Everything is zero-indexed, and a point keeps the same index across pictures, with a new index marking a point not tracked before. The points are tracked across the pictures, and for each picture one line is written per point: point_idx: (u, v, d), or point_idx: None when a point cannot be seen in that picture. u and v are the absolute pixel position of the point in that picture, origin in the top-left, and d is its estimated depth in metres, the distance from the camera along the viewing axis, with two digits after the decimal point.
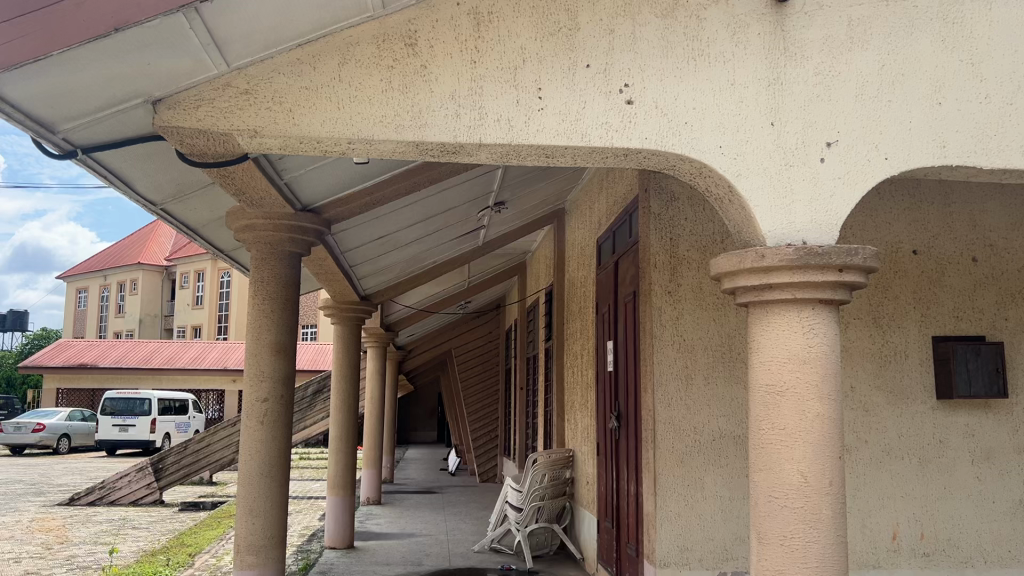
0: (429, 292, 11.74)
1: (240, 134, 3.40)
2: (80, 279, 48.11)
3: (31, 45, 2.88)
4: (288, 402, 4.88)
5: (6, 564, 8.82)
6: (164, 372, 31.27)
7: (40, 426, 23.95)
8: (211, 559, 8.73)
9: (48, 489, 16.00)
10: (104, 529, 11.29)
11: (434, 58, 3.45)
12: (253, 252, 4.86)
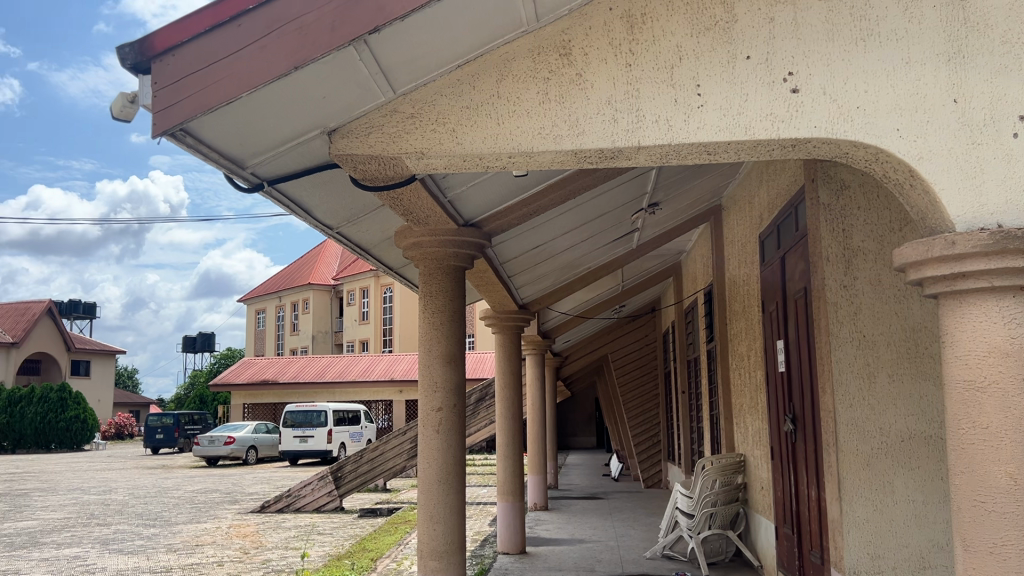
0: (584, 297, 11.75)
1: (408, 156, 3.56)
2: (258, 301, 51.61)
3: (224, 89, 3.13)
4: (462, 409, 5.01)
5: (211, 568, 9.57)
6: (337, 385, 32.98)
7: (230, 439, 25.83)
8: (392, 563, 9.12)
9: (241, 497, 17.24)
10: (293, 534, 12.02)
11: (589, 65, 3.46)
12: (421, 267, 5.03)
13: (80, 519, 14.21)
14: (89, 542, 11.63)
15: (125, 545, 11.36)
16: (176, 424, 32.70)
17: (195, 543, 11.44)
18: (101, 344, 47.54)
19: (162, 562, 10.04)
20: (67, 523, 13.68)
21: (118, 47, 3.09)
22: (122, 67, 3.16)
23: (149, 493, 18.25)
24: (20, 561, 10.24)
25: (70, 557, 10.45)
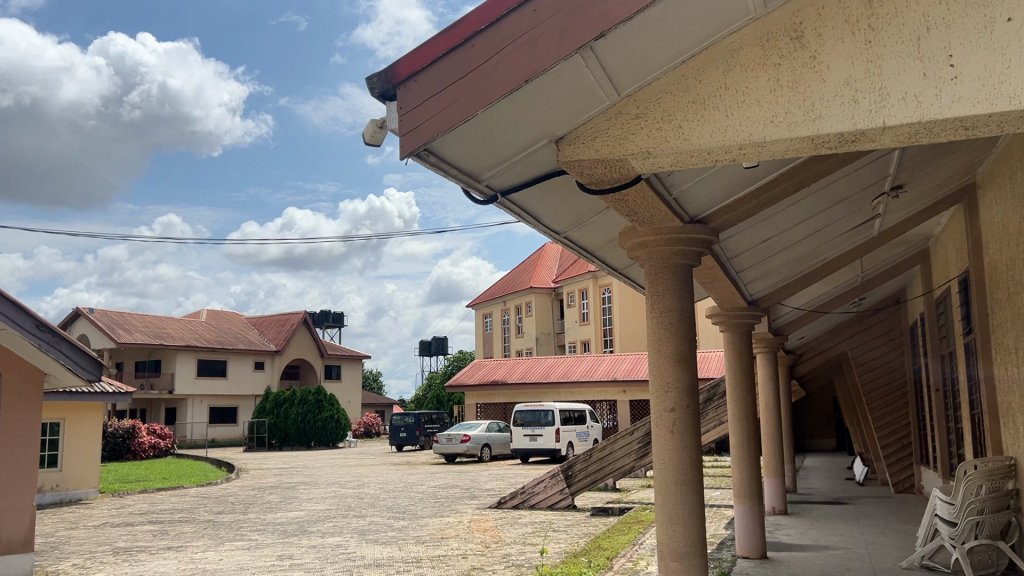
0: (819, 291, 11.14)
1: (634, 157, 3.58)
2: (485, 306, 53.80)
3: (461, 108, 3.34)
4: (696, 410, 4.91)
5: (456, 559, 10.10)
6: (562, 386, 33.60)
7: (466, 437, 27.11)
8: (629, 563, 9.13)
9: (479, 493, 18.03)
10: (531, 531, 12.40)
11: (824, 46, 3.29)
12: (648, 267, 5.02)
13: (339, 510, 15.54)
14: (348, 532, 12.68)
15: (380, 536, 12.27)
16: (416, 423, 34.84)
17: (440, 536, 12.11)
18: (348, 350, 51.73)
19: (412, 553, 10.73)
20: (328, 514, 14.99)
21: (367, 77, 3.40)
22: (372, 96, 3.48)
23: (396, 488, 19.59)
24: (293, 547, 11.37)
25: (334, 546, 11.45)
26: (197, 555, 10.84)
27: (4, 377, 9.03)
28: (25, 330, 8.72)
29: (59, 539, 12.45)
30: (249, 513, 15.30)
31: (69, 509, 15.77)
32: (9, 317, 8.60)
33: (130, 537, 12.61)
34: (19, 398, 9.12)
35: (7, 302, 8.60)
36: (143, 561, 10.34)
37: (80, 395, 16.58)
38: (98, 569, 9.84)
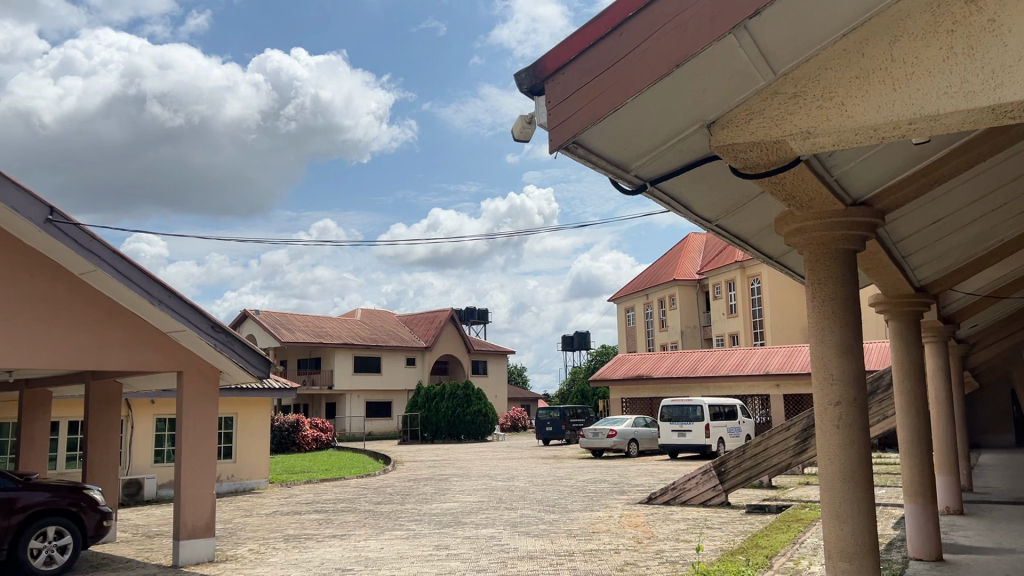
0: (995, 275, 10.32)
1: (794, 138, 3.46)
2: (628, 299, 53.37)
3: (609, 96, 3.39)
4: (864, 403, 4.65)
5: (609, 554, 10.05)
6: (710, 379, 32.82)
7: (613, 432, 26.97)
8: (789, 563, 8.76)
9: (629, 488, 17.90)
10: (684, 527, 12.18)
11: (1004, 8, 3.02)
12: (806, 255, 4.83)
13: (491, 503, 15.83)
14: (501, 524, 12.89)
15: (532, 529, 12.40)
16: (563, 417, 35.04)
17: (592, 530, 12.09)
18: (495, 346, 52.63)
19: (564, 546, 10.76)
20: (481, 506, 15.31)
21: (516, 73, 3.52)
22: (521, 92, 3.59)
23: (545, 481, 19.75)
24: (449, 537, 11.67)
25: (488, 537, 11.67)
26: (360, 543, 11.33)
27: (185, 375, 9.76)
28: (201, 330, 9.39)
29: (236, 525, 13.34)
30: (406, 504, 15.86)
31: (243, 498, 16.89)
32: (188, 320, 9.30)
33: (298, 524, 13.34)
34: (198, 394, 9.84)
35: (186, 304, 9.29)
36: (311, 548, 10.91)
37: (249, 390, 17.73)
38: (272, 554, 10.46)
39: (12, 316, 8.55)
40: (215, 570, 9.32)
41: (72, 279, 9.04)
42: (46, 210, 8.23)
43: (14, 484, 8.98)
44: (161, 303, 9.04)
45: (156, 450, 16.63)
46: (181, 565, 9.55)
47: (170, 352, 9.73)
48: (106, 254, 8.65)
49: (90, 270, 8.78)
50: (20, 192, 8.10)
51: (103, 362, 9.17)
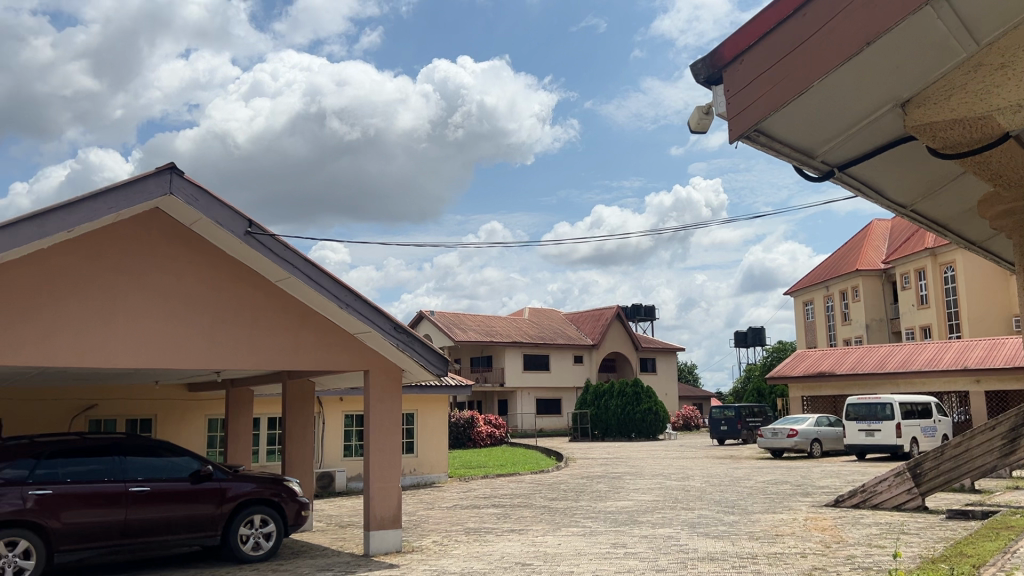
0: None
1: (1001, 114, 3.43)
2: (806, 293, 51.03)
3: (790, 82, 3.58)
4: None
5: (795, 559, 9.65)
6: (900, 375, 30.76)
7: (793, 431, 25.87)
8: (1000, 573, 8.08)
9: (813, 490, 17.10)
10: (876, 532, 11.50)
11: None
12: (1015, 240, 4.24)
13: (667, 502, 15.62)
14: (678, 524, 12.69)
15: (711, 529, 12.14)
16: (738, 416, 34.05)
17: (776, 533, 11.67)
18: (665, 343, 51.86)
19: (746, 548, 10.45)
20: (657, 505, 15.15)
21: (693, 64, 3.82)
22: (698, 81, 3.88)
23: (723, 481, 19.25)
24: (626, 536, 11.62)
25: (666, 537, 11.53)
26: (538, 538, 11.52)
27: (371, 374, 10.29)
28: (385, 331, 9.86)
29: (420, 518, 13.93)
30: (581, 500, 15.94)
31: (425, 491, 17.61)
32: (373, 321, 9.79)
33: (478, 518, 13.74)
34: (383, 392, 10.35)
35: (371, 307, 9.78)
36: (491, 542, 11.20)
37: (429, 388, 18.46)
38: (454, 546, 10.83)
39: (220, 321, 9.34)
40: (402, 560, 9.77)
41: (270, 286, 9.75)
42: (245, 223, 8.93)
43: (225, 475, 9.79)
44: (348, 307, 9.57)
45: (345, 445, 17.66)
46: (372, 554, 10.07)
47: (357, 352, 10.29)
48: (299, 262, 9.28)
49: (284, 277, 9.44)
50: (223, 207, 8.84)
51: (298, 363, 9.83)
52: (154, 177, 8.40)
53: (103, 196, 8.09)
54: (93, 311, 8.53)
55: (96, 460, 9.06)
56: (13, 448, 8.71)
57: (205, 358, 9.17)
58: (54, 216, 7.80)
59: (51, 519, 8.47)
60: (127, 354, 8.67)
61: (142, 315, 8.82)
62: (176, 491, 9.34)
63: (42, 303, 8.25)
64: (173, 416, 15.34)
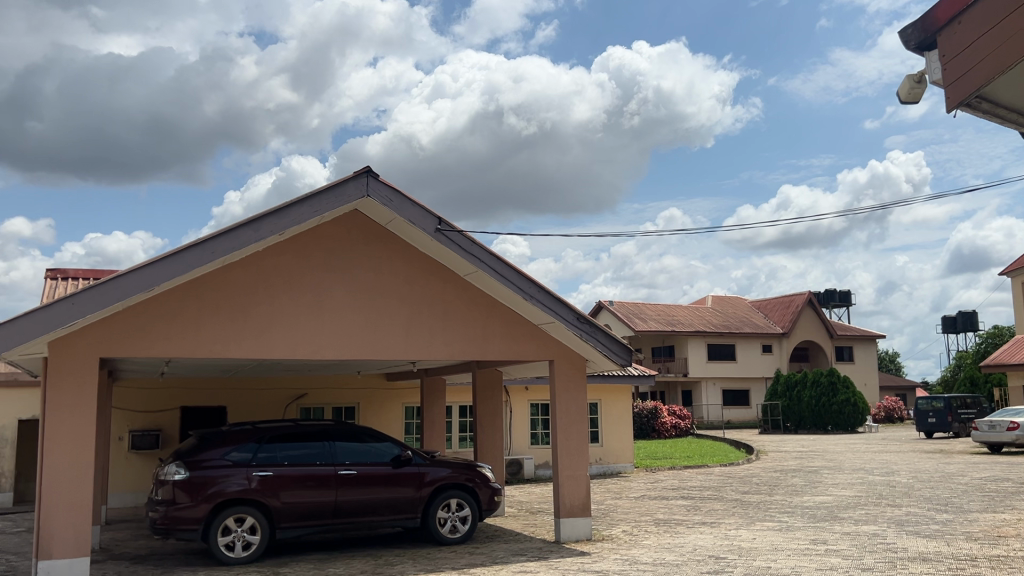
0: None
1: None
2: None
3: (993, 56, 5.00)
4: None
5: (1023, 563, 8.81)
6: None
7: (1014, 424, 23.62)
8: None
9: None
10: None
11: None
12: None
13: (870, 498, 14.74)
14: (884, 521, 11.96)
15: (921, 528, 11.34)
16: (948, 408, 31.51)
17: (998, 533, 10.71)
18: (863, 330, 48.88)
19: (964, 550, 9.67)
20: (858, 501, 14.31)
21: (909, 34, 5.44)
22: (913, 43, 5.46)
23: (932, 478, 17.88)
24: (827, 532, 11.09)
25: (871, 534, 10.90)
26: (731, 532, 11.23)
27: (555, 364, 10.46)
28: (569, 322, 9.93)
29: (608, 507, 13.97)
30: (775, 495, 15.37)
31: (613, 480, 17.66)
32: (556, 312, 9.90)
33: (668, 510, 13.58)
34: (568, 382, 10.49)
35: (555, 299, 9.89)
36: (683, 534, 11.05)
37: (613, 378, 18.48)
38: (645, 537, 10.78)
39: (413, 315, 9.80)
40: (594, 548, 9.86)
41: (459, 279, 10.11)
42: (435, 221, 9.27)
43: (423, 460, 10.27)
44: (532, 299, 9.75)
45: (532, 433, 18.00)
46: (564, 541, 10.22)
47: (542, 342, 10.48)
48: (486, 257, 9.54)
49: (472, 270, 9.74)
50: (415, 207, 9.24)
51: (486, 353, 10.14)
52: (352, 181, 8.93)
53: (309, 201, 8.71)
54: (302, 306, 9.22)
55: (309, 444, 9.80)
56: (239, 433, 9.59)
57: (401, 350, 9.66)
58: (267, 220, 8.50)
59: (272, 498, 9.28)
60: (332, 347, 9.30)
61: (344, 309, 9.43)
62: (380, 474, 9.91)
63: (259, 299, 9.02)
64: (375, 404, 16.21)
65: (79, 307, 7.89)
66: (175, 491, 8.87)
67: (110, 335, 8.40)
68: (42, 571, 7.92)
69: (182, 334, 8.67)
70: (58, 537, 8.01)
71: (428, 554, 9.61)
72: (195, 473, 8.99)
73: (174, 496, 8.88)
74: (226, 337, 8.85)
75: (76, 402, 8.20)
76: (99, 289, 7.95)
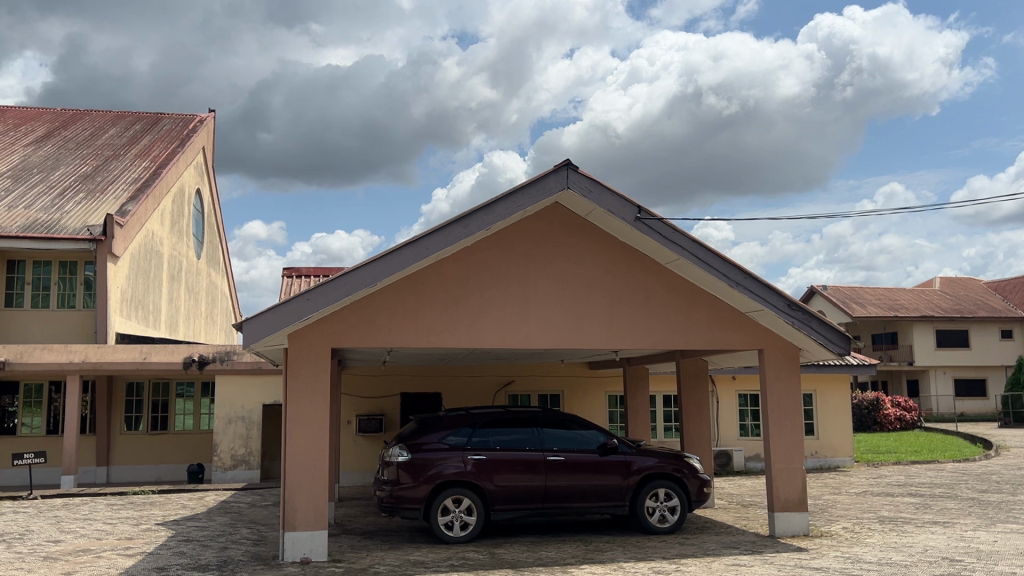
0: None
1: None
2: None
3: None
4: None
5: None
6: None
7: None
8: None
9: None
10: None
11: None
12: None
13: None
14: None
15: None
16: None
17: None
18: None
19: None
20: None
21: None
22: None
23: None
24: None
25: None
26: (967, 533, 10.35)
27: (765, 353, 10.16)
28: (779, 310, 9.55)
29: (827, 502, 13.32)
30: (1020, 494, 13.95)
31: (830, 475, 16.79)
32: (765, 300, 9.56)
33: (893, 507, 12.73)
34: (780, 371, 10.15)
35: (763, 285, 9.55)
36: (911, 533, 10.33)
37: (828, 367, 17.57)
38: (868, 535, 10.19)
39: (617, 304, 9.86)
40: (812, 545, 9.45)
41: (662, 268, 10.04)
42: (635, 210, 9.25)
43: (630, 449, 10.31)
44: (739, 286, 9.46)
45: (740, 424, 17.51)
46: (779, 536, 9.89)
47: (750, 330, 10.18)
48: (689, 244, 9.38)
49: (675, 259, 9.63)
50: (616, 196, 9.26)
51: (691, 341, 9.99)
52: (553, 174, 9.10)
53: (512, 196, 8.99)
54: (509, 298, 9.55)
55: (519, 430, 10.15)
56: (454, 419, 10.13)
57: (606, 339, 9.76)
58: (474, 217, 8.87)
59: (486, 482, 9.69)
60: (539, 337, 9.56)
61: (549, 300, 9.66)
62: (588, 462, 10.06)
63: (469, 292, 9.45)
64: (580, 391, 16.46)
65: (312, 303, 8.64)
66: (399, 471, 9.52)
67: (338, 329, 9.13)
68: (289, 541, 8.78)
69: (401, 326, 9.26)
70: (301, 510, 8.84)
71: (637, 543, 9.63)
72: (416, 455, 9.60)
73: (399, 477, 9.53)
74: (441, 328, 9.34)
75: (311, 390, 8.99)
76: (329, 286, 8.66)
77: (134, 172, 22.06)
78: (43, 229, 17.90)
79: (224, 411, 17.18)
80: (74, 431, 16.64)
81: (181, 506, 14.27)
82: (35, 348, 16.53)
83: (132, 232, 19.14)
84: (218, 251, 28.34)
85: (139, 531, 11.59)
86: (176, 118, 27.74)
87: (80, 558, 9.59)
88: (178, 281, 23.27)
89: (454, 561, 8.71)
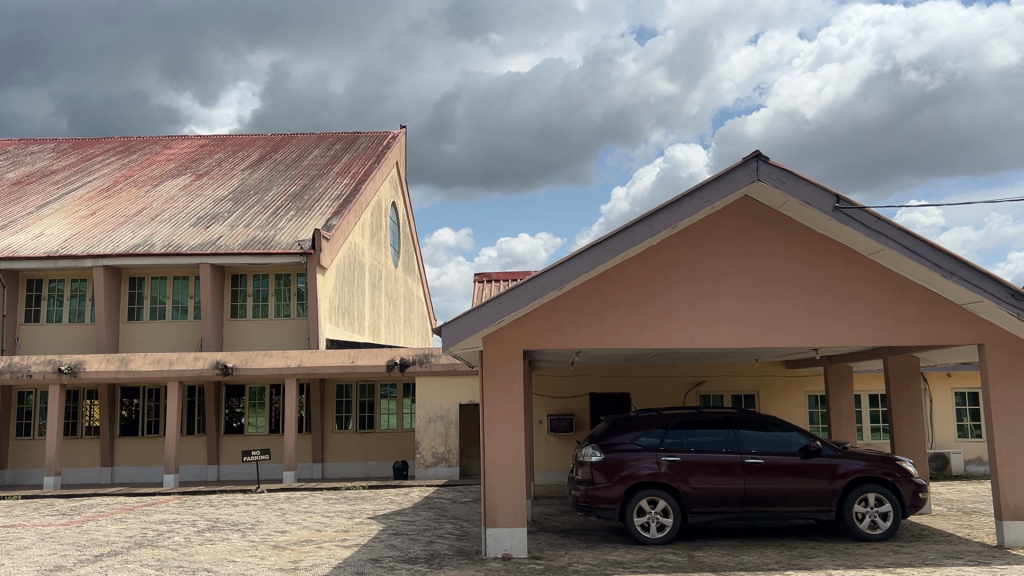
0: None
1: None
2: None
3: None
4: None
5: None
6: None
7: None
8: None
9: None
10: None
11: None
12: None
13: None
14: None
15: None
16: None
17: None
18: None
19: None
20: None
21: None
22: None
23: None
24: None
25: None
26: None
27: (987, 348, 9.37)
28: (1001, 301, 8.76)
29: None
30: None
31: None
32: (984, 290, 8.81)
33: None
34: (1004, 367, 9.33)
35: (980, 274, 8.80)
36: None
37: None
38: None
39: (816, 300, 9.45)
40: None
41: (863, 259, 9.51)
42: (833, 199, 8.81)
43: (835, 451, 9.83)
44: (953, 276, 8.77)
45: (958, 425, 16.19)
46: (1009, 546, 9.06)
47: (967, 323, 9.42)
48: (894, 234, 8.81)
49: (878, 249, 9.09)
50: (811, 186, 8.88)
51: (899, 337, 9.39)
52: (742, 166, 8.87)
53: (699, 191, 8.84)
54: (699, 297, 9.41)
55: (714, 432, 9.96)
56: (647, 419, 10.11)
57: (805, 337, 9.37)
58: (661, 215, 8.81)
59: (682, 483, 9.59)
60: (732, 335, 9.35)
61: (741, 298, 9.42)
62: (789, 464, 9.71)
63: (657, 291, 9.40)
64: (776, 391, 15.88)
65: (504, 306, 8.93)
66: (593, 471, 9.65)
67: (528, 332, 9.37)
68: (491, 537, 9.11)
69: (591, 327, 9.36)
70: (501, 508, 9.14)
71: (846, 550, 9.17)
72: (609, 456, 9.68)
73: (593, 476, 9.65)
74: (630, 329, 9.36)
75: (506, 392, 9.28)
76: (519, 290, 8.92)
77: (337, 189, 23.66)
78: (260, 245, 19.61)
79: (424, 411, 18.08)
80: (293, 430, 18.10)
81: (389, 501, 15.17)
82: (258, 354, 18.13)
83: (337, 244, 20.55)
84: (413, 259, 29.82)
85: (354, 524, 12.45)
86: (371, 135, 29.48)
87: (304, 548, 10.46)
88: (378, 289, 24.73)
89: (653, 563, 8.69)
